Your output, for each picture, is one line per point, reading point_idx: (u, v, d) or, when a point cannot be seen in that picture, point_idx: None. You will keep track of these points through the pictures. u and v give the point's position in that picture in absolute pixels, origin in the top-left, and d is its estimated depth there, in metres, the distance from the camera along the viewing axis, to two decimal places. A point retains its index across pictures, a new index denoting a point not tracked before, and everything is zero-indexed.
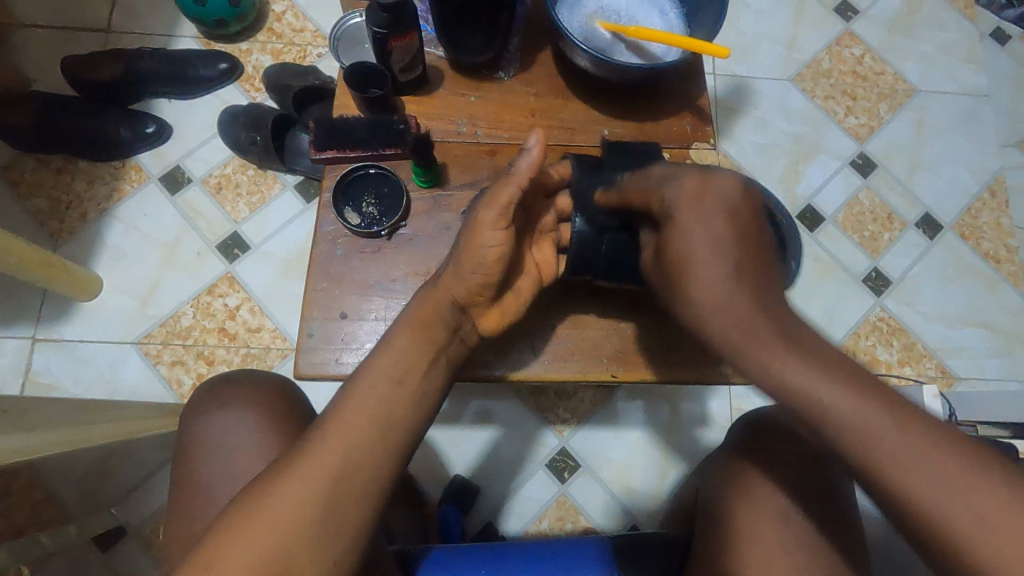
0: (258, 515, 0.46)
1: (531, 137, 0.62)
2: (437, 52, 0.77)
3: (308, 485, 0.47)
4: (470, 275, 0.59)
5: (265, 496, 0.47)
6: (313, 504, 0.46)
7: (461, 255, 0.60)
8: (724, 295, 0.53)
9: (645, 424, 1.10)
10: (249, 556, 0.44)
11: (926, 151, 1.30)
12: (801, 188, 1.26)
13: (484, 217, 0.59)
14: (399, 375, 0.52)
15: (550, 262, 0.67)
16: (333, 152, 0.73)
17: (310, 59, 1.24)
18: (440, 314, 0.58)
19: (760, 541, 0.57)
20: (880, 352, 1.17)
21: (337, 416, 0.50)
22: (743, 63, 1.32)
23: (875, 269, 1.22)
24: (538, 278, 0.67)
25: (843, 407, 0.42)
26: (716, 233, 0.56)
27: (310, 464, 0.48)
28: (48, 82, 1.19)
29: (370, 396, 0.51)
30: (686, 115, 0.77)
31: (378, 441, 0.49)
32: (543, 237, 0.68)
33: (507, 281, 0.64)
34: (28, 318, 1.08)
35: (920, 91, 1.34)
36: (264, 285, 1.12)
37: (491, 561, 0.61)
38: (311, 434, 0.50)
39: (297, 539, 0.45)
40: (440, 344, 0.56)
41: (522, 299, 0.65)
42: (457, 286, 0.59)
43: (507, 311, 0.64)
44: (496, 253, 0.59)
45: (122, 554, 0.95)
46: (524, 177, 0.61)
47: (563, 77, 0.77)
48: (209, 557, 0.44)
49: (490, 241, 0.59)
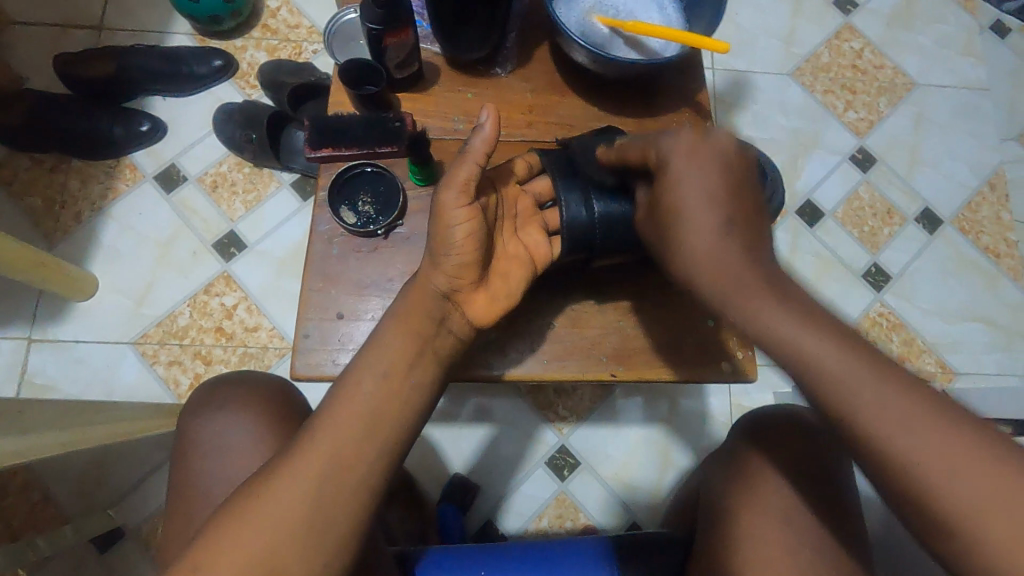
0: (254, 511, 0.46)
1: (484, 110, 0.57)
2: (432, 48, 0.76)
3: (299, 482, 0.47)
4: (445, 259, 0.57)
5: (258, 495, 0.47)
6: (304, 502, 0.46)
7: (433, 244, 0.58)
8: (716, 249, 0.53)
9: (644, 421, 1.10)
10: (241, 556, 0.45)
11: (925, 145, 1.30)
12: (800, 183, 1.25)
13: (446, 198, 0.57)
14: (387, 368, 0.52)
15: (540, 244, 0.65)
16: (327, 150, 0.72)
17: (305, 55, 1.22)
18: (425, 306, 0.56)
19: (760, 538, 0.57)
20: (880, 347, 1.16)
21: (326, 412, 0.50)
22: (742, 57, 1.31)
23: (874, 264, 1.21)
24: (528, 263, 0.64)
25: (815, 342, 0.45)
26: (700, 235, 0.54)
27: (300, 461, 0.48)
28: (41, 80, 1.18)
29: (359, 392, 0.51)
30: (686, 111, 0.76)
31: (368, 437, 0.49)
32: (529, 220, 0.66)
33: (490, 266, 0.61)
34: (24, 319, 1.07)
35: (919, 85, 1.33)
36: (260, 284, 1.11)
37: (489, 564, 0.60)
38: (303, 433, 0.50)
39: (290, 536, 0.45)
40: (428, 337, 0.55)
41: (513, 285, 0.62)
42: (438, 276, 0.57)
43: (497, 297, 0.61)
44: (466, 231, 0.57)
45: (120, 555, 0.94)
46: (480, 152, 0.57)
47: (561, 73, 0.76)
48: (204, 556, 0.45)
49: (457, 221, 0.57)
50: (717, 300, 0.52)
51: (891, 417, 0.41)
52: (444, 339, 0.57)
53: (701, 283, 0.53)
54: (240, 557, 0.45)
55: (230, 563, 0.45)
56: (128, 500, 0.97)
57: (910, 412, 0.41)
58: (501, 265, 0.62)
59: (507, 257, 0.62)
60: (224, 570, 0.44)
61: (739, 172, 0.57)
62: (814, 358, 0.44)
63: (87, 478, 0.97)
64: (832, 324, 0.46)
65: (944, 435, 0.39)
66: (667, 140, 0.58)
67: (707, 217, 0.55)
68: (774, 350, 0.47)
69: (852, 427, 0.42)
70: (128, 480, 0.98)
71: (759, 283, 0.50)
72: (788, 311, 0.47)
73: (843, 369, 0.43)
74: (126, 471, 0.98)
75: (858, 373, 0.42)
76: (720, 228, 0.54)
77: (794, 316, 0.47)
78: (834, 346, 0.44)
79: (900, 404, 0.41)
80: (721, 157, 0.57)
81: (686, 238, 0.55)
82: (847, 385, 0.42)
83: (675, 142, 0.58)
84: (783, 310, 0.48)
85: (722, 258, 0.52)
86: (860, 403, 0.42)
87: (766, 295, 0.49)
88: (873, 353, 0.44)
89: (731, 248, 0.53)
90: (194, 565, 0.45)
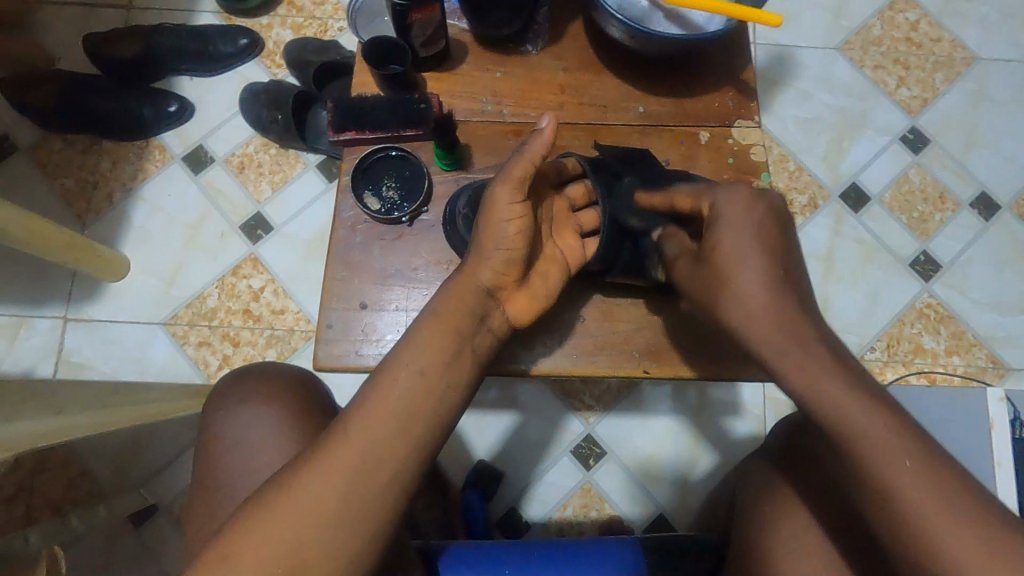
0: (284, 505, 0.45)
1: (545, 116, 0.58)
2: (460, 24, 0.72)
3: (331, 477, 0.45)
4: (494, 253, 0.56)
5: (287, 487, 0.45)
6: (336, 496, 0.45)
7: (480, 238, 0.57)
8: (771, 299, 0.49)
9: (674, 411, 1.07)
10: (268, 546, 0.43)
11: (985, 125, 1.21)
12: (845, 166, 1.18)
13: (499, 195, 0.57)
14: (424, 364, 0.50)
15: (575, 244, 0.63)
16: (351, 133, 0.70)
17: (331, 33, 1.20)
18: (467, 301, 0.55)
19: (799, 547, 0.54)
20: (927, 341, 1.10)
21: (359, 406, 0.49)
22: (787, 31, 1.24)
23: (923, 252, 1.14)
24: (565, 264, 0.62)
25: (860, 426, 0.43)
26: (750, 293, 0.50)
27: (332, 456, 0.46)
28: (72, 60, 1.18)
29: (393, 388, 0.49)
30: (728, 90, 0.72)
31: (401, 434, 0.47)
32: (562, 224, 0.64)
33: (530, 264, 0.60)
34: (60, 299, 1.09)
35: (980, 59, 1.24)
36: (286, 268, 1.11)
37: (515, 562, 0.59)
38: (334, 426, 0.48)
39: (319, 529, 0.44)
40: (466, 334, 0.53)
41: (552, 285, 0.61)
42: (482, 271, 0.56)
43: (537, 295, 0.59)
44: (517, 227, 0.56)
45: (153, 531, 0.97)
46: (539, 152, 0.57)
47: (595, 50, 0.72)
48: (233, 546, 0.44)
49: (508, 217, 0.57)
50: (764, 348, 0.48)
51: (936, 513, 0.39)
52: (484, 337, 0.55)
53: (745, 330, 0.50)
54: (268, 551, 0.43)
55: (258, 553, 0.43)
56: (160, 478, 0.99)
57: (952, 511, 0.39)
58: (540, 265, 0.60)
59: (545, 256, 0.61)
60: (251, 561, 0.43)
61: (785, 219, 0.54)
62: (866, 435, 0.42)
63: (121, 455, 1.00)
64: (880, 396, 0.44)
65: (987, 537, 0.38)
66: (720, 195, 0.55)
67: (754, 268, 0.50)
68: (823, 419, 0.44)
69: (895, 511, 0.40)
70: (159, 459, 1.00)
71: (809, 337, 0.47)
72: (842, 377, 0.45)
73: (888, 447, 0.42)
74: (158, 450, 1.00)
75: (891, 443, 0.41)
76: (773, 280, 0.50)
77: (841, 377, 0.45)
78: (875, 432, 0.42)
79: (950, 496, 0.40)
80: (765, 210, 0.53)
81: (736, 288, 0.51)
82: (886, 468, 0.41)
83: (728, 195, 0.54)
84: (840, 371, 0.45)
85: (775, 309, 0.49)
86: (911, 496, 0.40)
87: (818, 350, 0.47)
88: (925, 439, 0.42)
89: (777, 297, 0.49)
90: (224, 554, 0.43)
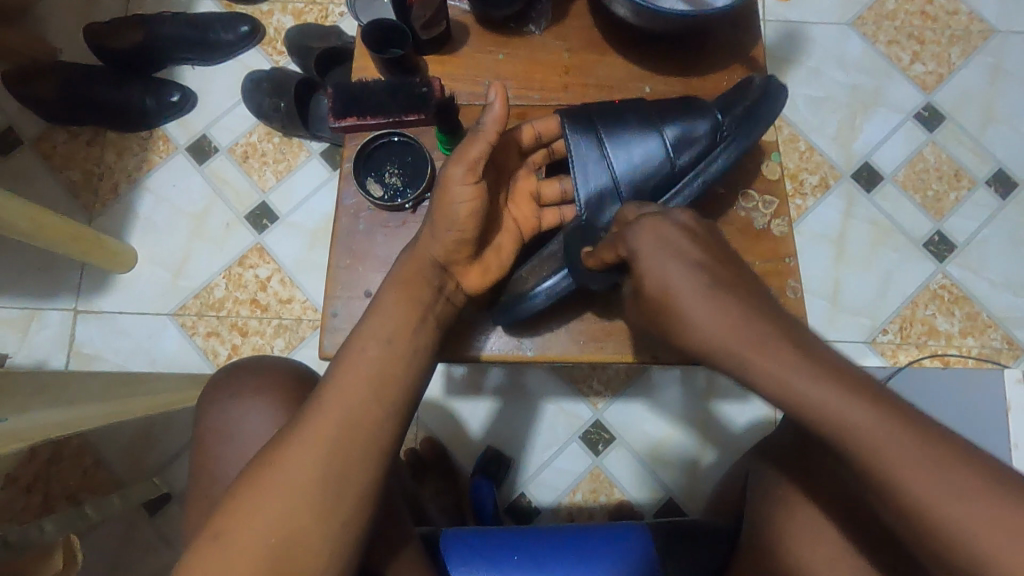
0: (267, 476, 0.44)
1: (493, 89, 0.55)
2: (461, 5, 0.71)
3: (306, 450, 0.45)
4: (445, 233, 0.56)
5: (269, 470, 0.45)
6: (317, 467, 0.45)
7: (434, 210, 0.57)
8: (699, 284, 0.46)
9: (681, 397, 1.06)
10: (260, 523, 0.43)
11: (1003, 99, 1.18)
12: (857, 144, 1.16)
13: (453, 173, 0.56)
14: (388, 334, 0.51)
15: (533, 213, 0.64)
16: (351, 120, 0.69)
17: (332, 18, 1.18)
18: (423, 273, 0.56)
19: (806, 539, 0.52)
20: (940, 322, 1.09)
21: (331, 375, 0.49)
22: (796, 6, 1.21)
23: (937, 232, 1.12)
24: (519, 233, 0.63)
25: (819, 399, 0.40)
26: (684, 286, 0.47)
27: (307, 429, 0.46)
28: (74, 51, 1.18)
29: (362, 356, 0.50)
30: (737, 67, 0.70)
31: (378, 407, 0.48)
32: (518, 192, 0.64)
33: (485, 239, 0.61)
34: (70, 291, 1.10)
35: (997, 32, 1.20)
36: (292, 256, 1.11)
37: (525, 548, 0.59)
38: (309, 401, 0.48)
39: (306, 501, 0.44)
40: (427, 303, 0.55)
41: (504, 257, 0.62)
42: (434, 245, 0.57)
43: (489, 266, 0.61)
44: (468, 209, 0.56)
45: (169, 519, 0.98)
46: (491, 134, 0.56)
47: (598, 28, 0.71)
48: (221, 527, 0.43)
49: (461, 198, 0.56)
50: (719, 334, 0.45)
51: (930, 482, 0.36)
52: (442, 305, 0.56)
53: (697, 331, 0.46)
54: (261, 520, 0.43)
55: (248, 530, 0.43)
56: (173, 467, 1.01)
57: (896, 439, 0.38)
58: (495, 238, 0.62)
59: (500, 228, 0.63)
60: (246, 538, 0.42)
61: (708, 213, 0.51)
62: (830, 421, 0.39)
63: (134, 444, 1.01)
64: (845, 376, 0.40)
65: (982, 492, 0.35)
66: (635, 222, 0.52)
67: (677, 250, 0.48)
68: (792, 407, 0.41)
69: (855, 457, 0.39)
70: (172, 448, 1.01)
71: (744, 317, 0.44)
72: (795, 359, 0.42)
73: (852, 417, 0.39)
74: (170, 439, 1.01)
75: (849, 406, 0.39)
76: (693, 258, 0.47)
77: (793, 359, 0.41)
78: (841, 415, 0.39)
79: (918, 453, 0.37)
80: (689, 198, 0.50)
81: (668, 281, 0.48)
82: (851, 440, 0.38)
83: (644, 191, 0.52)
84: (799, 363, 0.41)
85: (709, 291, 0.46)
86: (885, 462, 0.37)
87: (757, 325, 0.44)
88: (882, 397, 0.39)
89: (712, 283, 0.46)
90: (214, 532, 0.43)
